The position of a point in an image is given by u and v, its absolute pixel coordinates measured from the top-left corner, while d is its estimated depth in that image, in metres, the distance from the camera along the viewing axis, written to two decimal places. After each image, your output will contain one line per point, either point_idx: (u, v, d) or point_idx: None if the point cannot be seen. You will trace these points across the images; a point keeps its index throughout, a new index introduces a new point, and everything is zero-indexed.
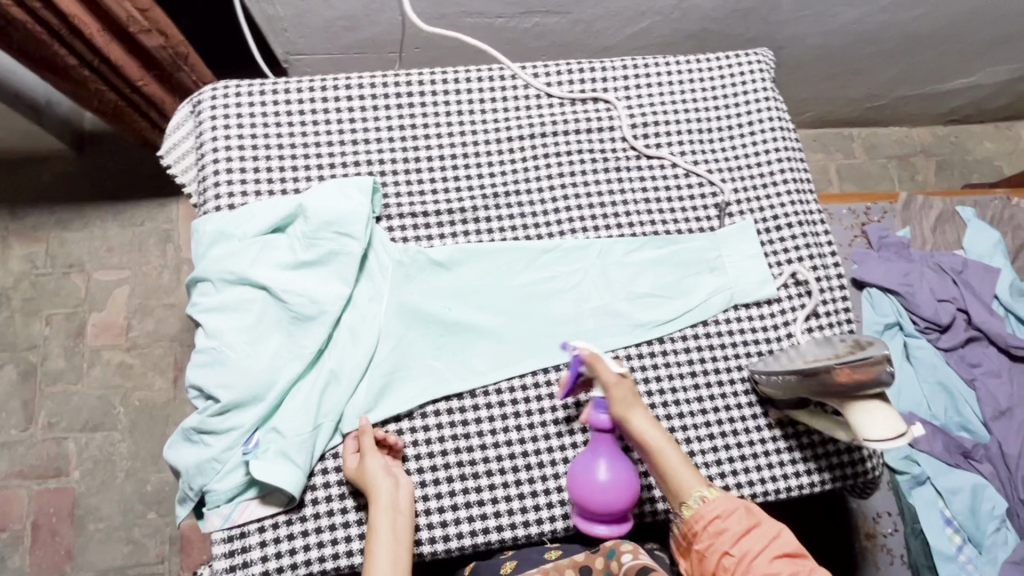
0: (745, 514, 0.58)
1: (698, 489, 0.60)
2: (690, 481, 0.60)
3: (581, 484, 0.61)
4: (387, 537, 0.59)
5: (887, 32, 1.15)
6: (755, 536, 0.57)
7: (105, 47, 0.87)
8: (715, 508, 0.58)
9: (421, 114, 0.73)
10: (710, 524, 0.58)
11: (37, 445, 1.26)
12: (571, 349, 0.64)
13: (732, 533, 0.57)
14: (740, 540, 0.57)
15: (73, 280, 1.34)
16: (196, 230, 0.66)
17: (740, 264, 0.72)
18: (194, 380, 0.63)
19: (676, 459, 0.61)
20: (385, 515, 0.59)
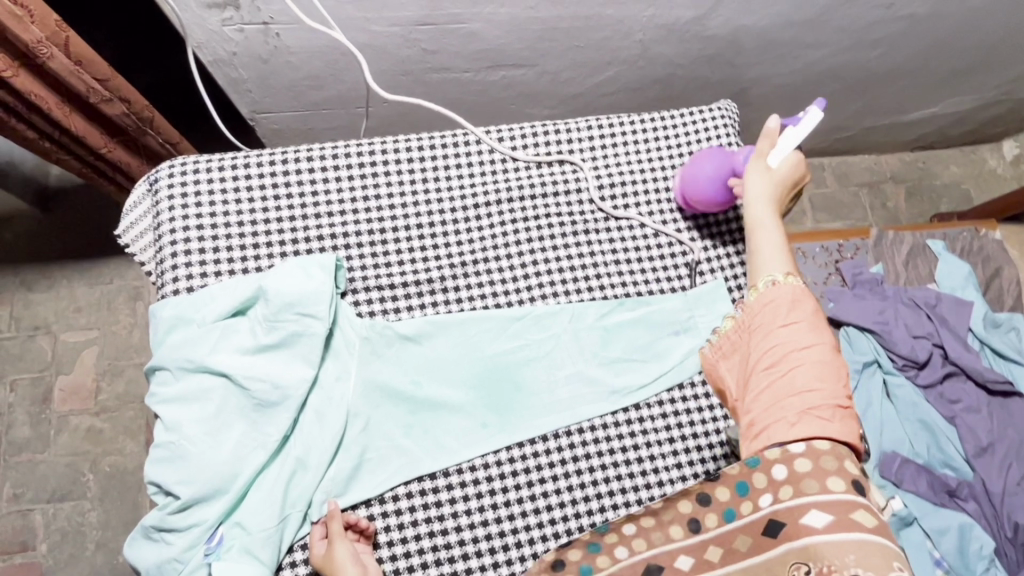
0: (811, 328, 0.55)
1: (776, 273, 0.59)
2: (770, 264, 0.60)
3: (695, 173, 0.71)
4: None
5: (850, 70, 1.17)
6: (799, 333, 0.55)
7: (63, 119, 0.84)
8: (781, 296, 0.57)
9: (385, 183, 0.72)
10: (759, 317, 0.57)
11: (2, 519, 1.21)
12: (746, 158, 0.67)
13: (783, 329, 0.55)
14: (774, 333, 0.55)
15: (39, 343, 1.30)
16: (154, 314, 0.64)
17: (713, 324, 0.72)
18: (153, 475, 0.60)
19: (768, 240, 0.62)
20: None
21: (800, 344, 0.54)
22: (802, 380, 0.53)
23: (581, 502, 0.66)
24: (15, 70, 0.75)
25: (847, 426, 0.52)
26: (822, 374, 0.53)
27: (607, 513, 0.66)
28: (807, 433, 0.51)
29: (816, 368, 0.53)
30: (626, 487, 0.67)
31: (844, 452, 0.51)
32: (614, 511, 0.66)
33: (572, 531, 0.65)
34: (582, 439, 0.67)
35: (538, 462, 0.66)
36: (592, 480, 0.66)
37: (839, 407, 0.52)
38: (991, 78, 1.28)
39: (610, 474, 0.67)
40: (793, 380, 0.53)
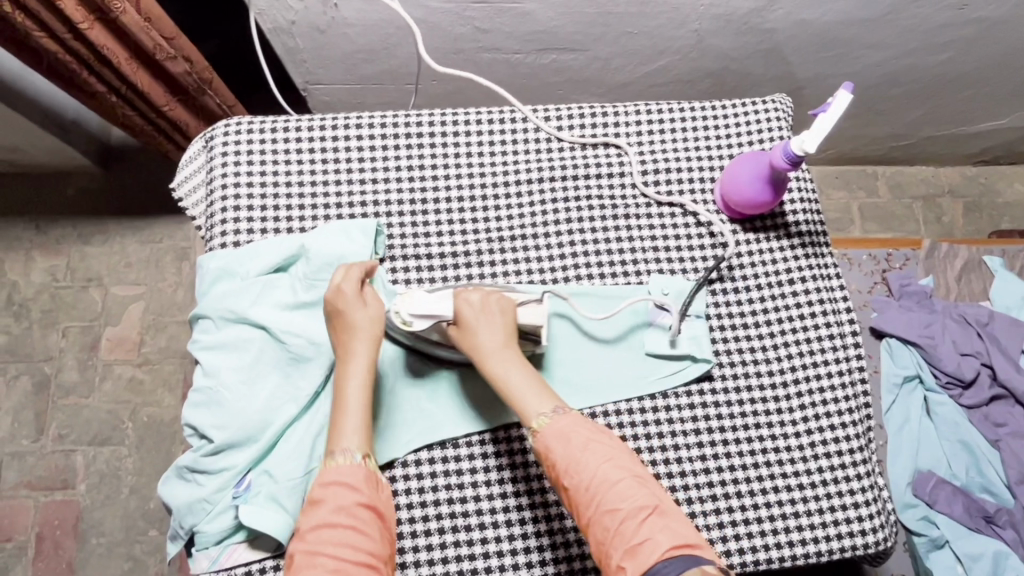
0: (584, 440, 0.56)
1: (551, 407, 0.58)
2: (538, 401, 0.58)
3: (741, 162, 0.69)
4: (360, 388, 0.58)
5: (915, 73, 1.11)
6: (559, 424, 0.57)
7: (133, 76, 0.88)
8: (558, 430, 0.57)
9: (429, 154, 0.73)
10: (553, 450, 0.56)
11: (46, 456, 1.28)
12: (799, 160, 0.63)
13: (568, 462, 0.55)
14: (578, 468, 0.55)
15: (90, 294, 1.36)
16: (201, 266, 0.67)
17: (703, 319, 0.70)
18: (190, 418, 0.62)
19: (523, 381, 0.59)
20: (363, 369, 0.58)
21: (606, 452, 0.55)
22: (623, 503, 0.53)
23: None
24: (91, 23, 0.78)
25: (667, 523, 0.52)
26: (603, 456, 0.55)
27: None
28: (641, 540, 0.51)
29: (599, 451, 0.55)
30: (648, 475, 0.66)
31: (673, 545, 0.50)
32: None
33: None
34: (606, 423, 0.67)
35: None
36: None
37: (631, 493, 0.53)
38: None
39: None
40: (613, 501, 0.53)
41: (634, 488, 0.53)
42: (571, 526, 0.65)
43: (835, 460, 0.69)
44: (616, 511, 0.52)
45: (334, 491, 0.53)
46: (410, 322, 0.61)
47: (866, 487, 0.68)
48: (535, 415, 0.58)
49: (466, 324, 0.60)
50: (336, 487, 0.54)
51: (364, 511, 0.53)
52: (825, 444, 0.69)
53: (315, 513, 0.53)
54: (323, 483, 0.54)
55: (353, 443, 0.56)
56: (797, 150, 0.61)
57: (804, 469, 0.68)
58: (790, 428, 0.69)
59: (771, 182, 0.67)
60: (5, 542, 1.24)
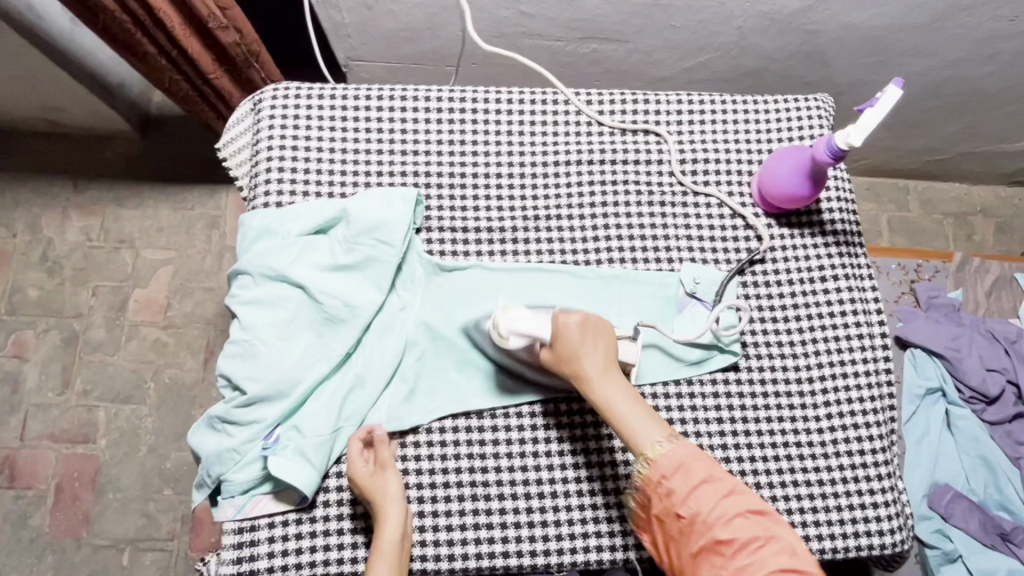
0: (694, 468, 0.54)
1: (664, 437, 0.56)
2: (652, 430, 0.56)
3: (781, 156, 0.70)
4: (390, 555, 0.59)
5: (958, 85, 1.10)
6: (674, 452, 0.55)
7: (183, 41, 0.89)
8: (673, 459, 0.55)
9: (470, 130, 0.73)
10: (669, 478, 0.54)
11: (69, 410, 1.31)
12: (840, 154, 0.63)
13: (681, 491, 0.54)
14: (691, 497, 0.53)
15: (122, 255, 1.39)
16: (243, 223, 0.68)
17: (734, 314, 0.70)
18: (224, 369, 0.64)
19: (638, 412, 0.57)
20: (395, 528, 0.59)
21: (718, 479, 0.54)
22: (737, 531, 0.51)
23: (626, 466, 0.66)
24: None
25: (783, 552, 0.50)
26: (717, 484, 0.54)
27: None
28: (758, 568, 0.50)
29: (715, 480, 0.54)
30: None
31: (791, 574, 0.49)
32: None
33: (608, 490, 0.65)
34: None
35: (585, 420, 0.67)
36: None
37: (747, 521, 0.52)
38: None
39: None
40: (727, 529, 0.52)
41: (748, 515, 0.52)
42: (590, 503, 0.65)
43: (857, 460, 0.68)
44: (731, 541, 0.51)
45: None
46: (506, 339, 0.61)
47: (887, 489, 0.68)
48: (650, 443, 0.56)
49: (573, 353, 0.59)
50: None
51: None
52: (848, 443, 0.69)
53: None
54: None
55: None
56: (843, 144, 0.62)
57: (825, 465, 0.68)
58: (813, 424, 0.69)
59: (811, 176, 0.67)
60: (25, 490, 1.27)
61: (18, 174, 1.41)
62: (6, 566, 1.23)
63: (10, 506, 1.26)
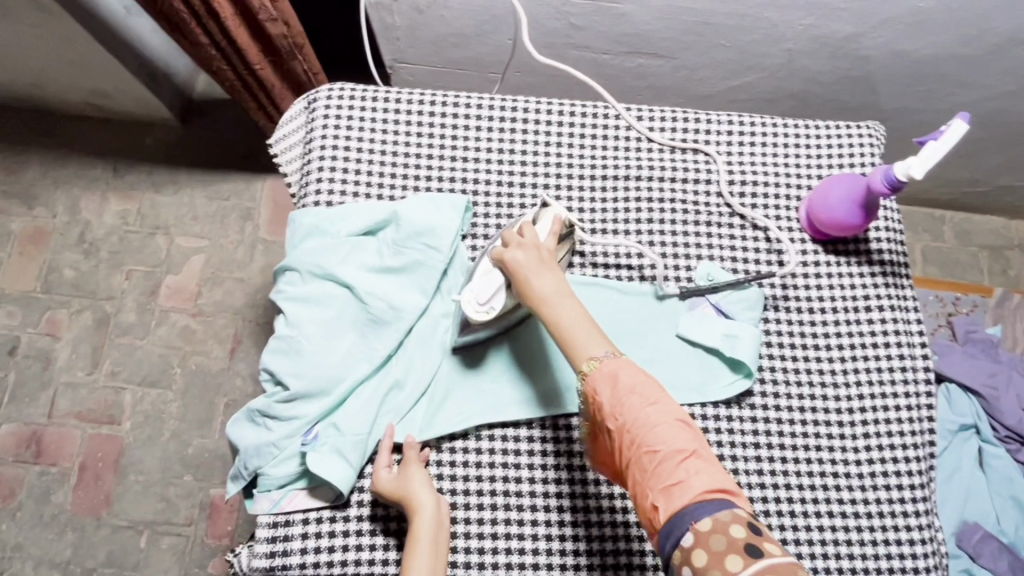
0: (626, 381, 0.55)
1: (602, 349, 0.56)
2: (592, 342, 0.57)
3: (835, 183, 0.69)
4: (428, 545, 0.58)
5: (1006, 118, 1.09)
6: (606, 362, 0.56)
7: (234, 31, 0.91)
8: (609, 369, 0.55)
9: (520, 140, 0.74)
10: (599, 390, 0.55)
11: (97, 390, 1.33)
12: (901, 186, 0.62)
13: (611, 403, 0.54)
14: (620, 409, 0.54)
15: (156, 241, 1.41)
16: (293, 220, 0.69)
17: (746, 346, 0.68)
18: (268, 363, 0.65)
19: (577, 323, 0.57)
20: (429, 517, 0.59)
21: (651, 395, 0.54)
22: (666, 446, 0.52)
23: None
24: None
25: (710, 472, 0.51)
26: (647, 397, 0.54)
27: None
28: (681, 482, 0.50)
29: (645, 393, 0.54)
30: None
31: (715, 492, 0.50)
32: None
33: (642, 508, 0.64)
34: None
35: None
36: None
37: (674, 437, 0.52)
38: None
39: None
40: (656, 442, 0.52)
41: (679, 432, 0.53)
42: (622, 521, 0.64)
43: (896, 494, 0.67)
44: (658, 453, 0.52)
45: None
46: (491, 309, 0.63)
47: (923, 525, 0.67)
48: (586, 357, 0.56)
49: (516, 267, 0.60)
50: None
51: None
52: (886, 477, 0.68)
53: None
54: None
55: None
56: (903, 176, 0.61)
57: (861, 497, 0.67)
58: (851, 455, 0.68)
59: (867, 203, 0.66)
60: (50, 466, 1.29)
61: (61, 156, 1.44)
62: (26, 542, 1.25)
63: (34, 481, 1.28)
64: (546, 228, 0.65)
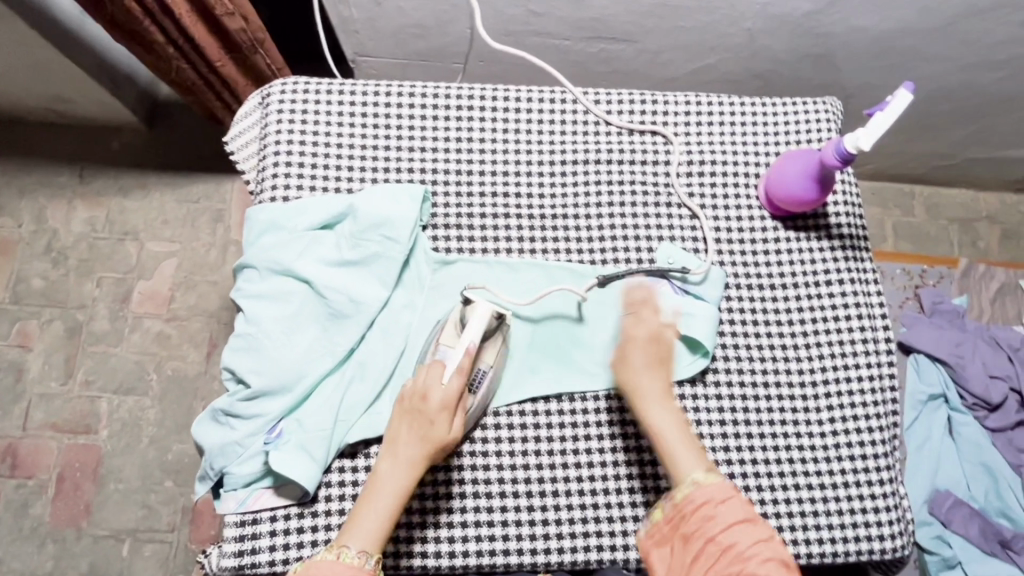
0: (737, 503, 0.54)
1: (698, 473, 0.56)
2: (690, 462, 0.57)
3: (790, 159, 0.69)
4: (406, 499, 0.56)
5: (967, 90, 1.10)
6: (720, 486, 0.55)
7: (192, 28, 0.89)
8: (713, 492, 0.55)
9: (479, 127, 0.73)
10: (704, 507, 0.54)
11: (71, 401, 1.31)
12: (852, 157, 0.62)
13: (720, 521, 0.53)
14: (728, 529, 0.53)
15: (127, 247, 1.39)
16: (249, 216, 0.68)
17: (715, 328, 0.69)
18: (228, 363, 0.64)
19: (678, 438, 0.58)
20: (403, 480, 0.56)
21: (754, 519, 0.53)
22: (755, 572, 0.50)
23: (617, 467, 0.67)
24: None
25: None
26: (749, 518, 0.53)
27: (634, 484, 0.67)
28: None
29: (746, 516, 0.53)
30: (670, 459, 0.67)
31: None
32: (653, 481, 0.67)
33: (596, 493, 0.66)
34: (632, 406, 0.68)
35: (586, 421, 0.68)
36: (632, 447, 0.67)
37: (771, 555, 0.51)
38: None
39: (655, 443, 0.68)
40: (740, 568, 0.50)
41: (774, 563, 0.51)
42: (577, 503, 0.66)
43: (860, 464, 0.68)
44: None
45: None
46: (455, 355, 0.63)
47: (888, 494, 0.68)
48: (688, 475, 0.56)
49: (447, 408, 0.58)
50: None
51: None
52: (851, 447, 0.69)
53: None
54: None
55: (362, 544, 0.54)
56: (852, 147, 0.61)
57: (827, 469, 0.68)
58: (815, 428, 0.69)
59: (823, 175, 0.66)
60: (26, 479, 1.27)
61: (23, 165, 1.41)
62: (6, 556, 1.24)
63: (12, 495, 1.26)
64: (479, 329, 0.61)
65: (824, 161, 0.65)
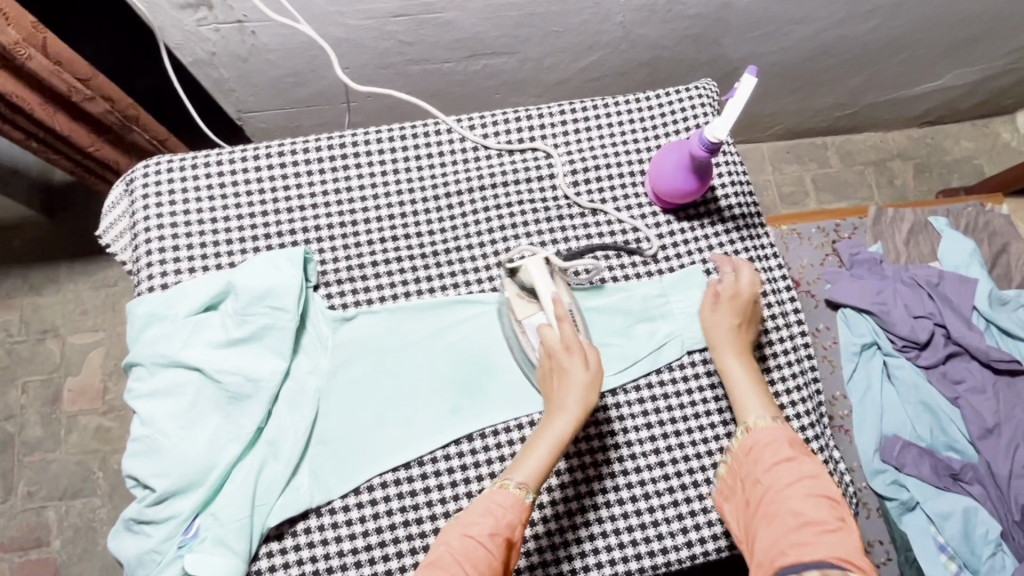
0: (785, 447, 0.56)
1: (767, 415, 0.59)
2: (755, 406, 0.60)
3: (664, 154, 0.70)
4: (547, 447, 0.57)
5: (846, 44, 1.12)
6: (765, 435, 0.58)
7: (51, 120, 0.84)
8: (767, 435, 0.58)
9: (357, 175, 0.72)
10: (756, 448, 0.57)
11: (17, 517, 1.25)
12: (718, 146, 0.63)
13: (763, 462, 0.56)
14: (772, 471, 0.55)
15: (48, 346, 1.34)
16: (129, 312, 0.65)
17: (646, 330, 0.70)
18: (130, 469, 0.61)
19: (745, 386, 0.62)
20: (559, 431, 0.57)
21: (802, 471, 0.54)
22: (797, 508, 0.52)
23: (583, 485, 0.66)
24: None
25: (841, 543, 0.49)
26: (798, 477, 0.54)
27: (605, 495, 0.66)
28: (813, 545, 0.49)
29: (794, 471, 0.54)
30: (604, 474, 0.66)
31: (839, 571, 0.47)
32: (591, 498, 0.66)
33: (574, 513, 0.65)
34: None
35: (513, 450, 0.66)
36: (596, 462, 0.66)
37: (818, 505, 0.52)
38: (996, 50, 1.23)
39: (586, 460, 0.66)
40: (782, 509, 0.52)
41: (825, 502, 0.52)
42: (556, 528, 0.65)
43: None
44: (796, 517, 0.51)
45: (489, 512, 0.54)
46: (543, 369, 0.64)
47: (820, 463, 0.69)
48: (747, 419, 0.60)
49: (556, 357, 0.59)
50: (495, 509, 0.54)
51: (499, 542, 0.53)
52: None
53: (473, 520, 0.54)
54: (488, 499, 0.55)
55: (522, 477, 0.56)
56: (716, 138, 0.62)
57: None
58: None
59: (698, 165, 0.67)
60: None
61: None
62: None
63: None
64: (543, 276, 0.63)
65: (693, 153, 0.66)
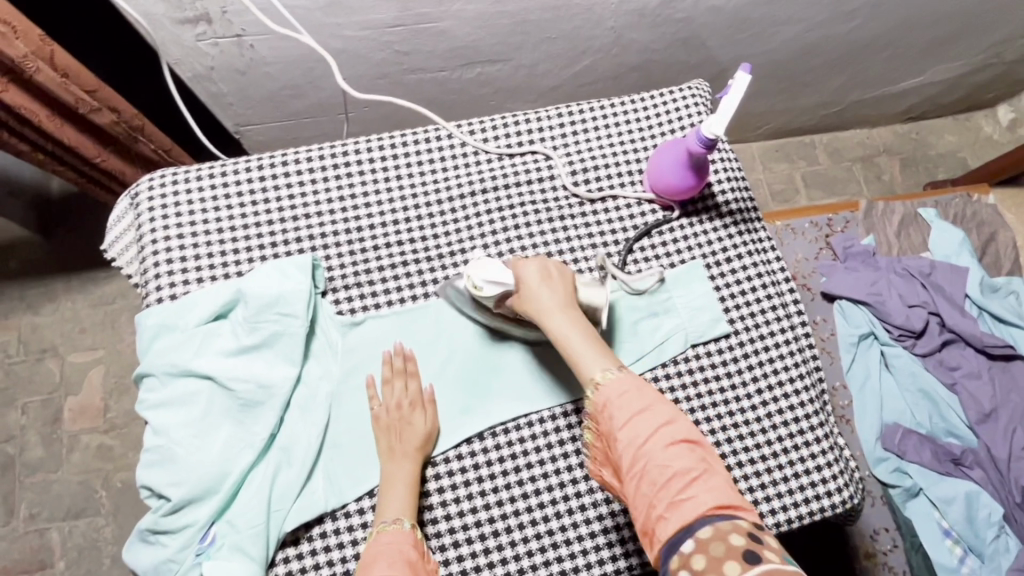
0: (636, 395, 0.54)
1: (607, 368, 0.56)
2: (594, 360, 0.57)
3: (662, 150, 0.72)
4: (405, 490, 0.61)
5: (830, 44, 1.15)
6: (621, 385, 0.54)
7: (59, 133, 0.85)
8: (618, 387, 0.54)
9: (360, 182, 0.73)
10: (610, 408, 0.54)
11: (19, 539, 1.24)
12: (714, 142, 0.65)
13: (621, 417, 0.53)
14: (630, 424, 0.52)
15: (47, 365, 1.33)
16: (139, 323, 0.66)
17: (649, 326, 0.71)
18: (143, 480, 0.61)
19: (580, 341, 0.58)
20: (408, 476, 0.62)
21: (663, 415, 0.52)
22: (672, 468, 0.49)
23: (596, 479, 0.66)
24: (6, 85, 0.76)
25: (714, 486, 0.49)
26: (658, 424, 0.52)
27: None
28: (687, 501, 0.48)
29: (654, 421, 0.52)
30: None
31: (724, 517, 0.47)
32: (603, 491, 0.66)
33: (587, 507, 0.65)
34: (568, 422, 0.67)
35: (524, 447, 0.66)
36: None
37: (688, 454, 0.50)
38: (976, 45, 1.26)
39: None
40: (651, 465, 0.50)
41: (683, 447, 0.51)
42: (570, 523, 0.65)
43: (794, 427, 0.70)
44: (665, 477, 0.49)
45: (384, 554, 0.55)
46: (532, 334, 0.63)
47: (826, 449, 0.70)
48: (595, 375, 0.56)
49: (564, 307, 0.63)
50: (386, 549, 0.56)
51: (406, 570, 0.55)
52: (782, 412, 0.70)
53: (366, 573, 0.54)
54: (373, 549, 0.56)
55: (397, 514, 0.60)
56: (712, 133, 0.64)
57: (765, 440, 0.69)
58: (746, 402, 0.70)
59: (695, 159, 0.69)
60: None
61: None
62: None
63: None
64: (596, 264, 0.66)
65: (690, 148, 0.68)
